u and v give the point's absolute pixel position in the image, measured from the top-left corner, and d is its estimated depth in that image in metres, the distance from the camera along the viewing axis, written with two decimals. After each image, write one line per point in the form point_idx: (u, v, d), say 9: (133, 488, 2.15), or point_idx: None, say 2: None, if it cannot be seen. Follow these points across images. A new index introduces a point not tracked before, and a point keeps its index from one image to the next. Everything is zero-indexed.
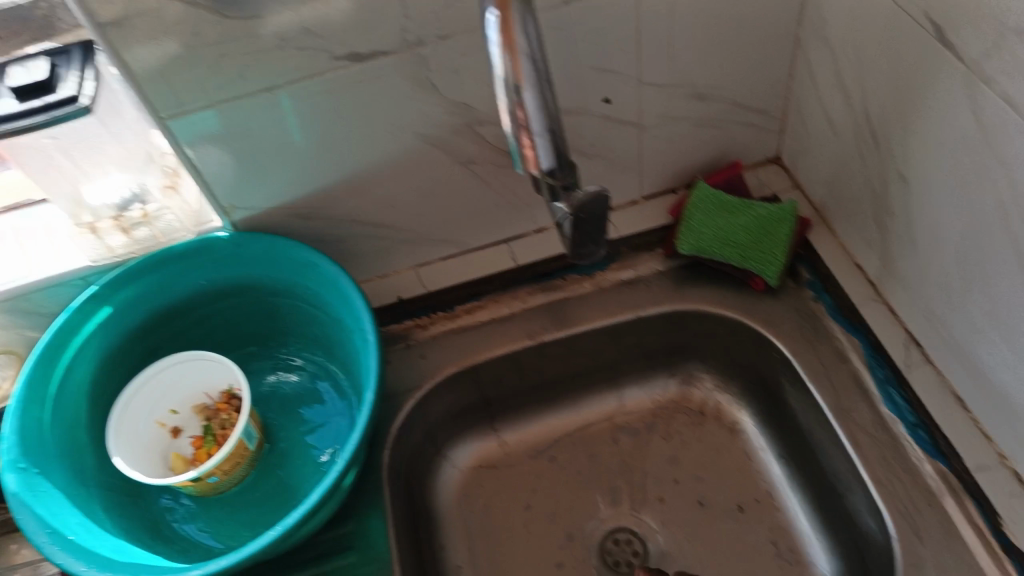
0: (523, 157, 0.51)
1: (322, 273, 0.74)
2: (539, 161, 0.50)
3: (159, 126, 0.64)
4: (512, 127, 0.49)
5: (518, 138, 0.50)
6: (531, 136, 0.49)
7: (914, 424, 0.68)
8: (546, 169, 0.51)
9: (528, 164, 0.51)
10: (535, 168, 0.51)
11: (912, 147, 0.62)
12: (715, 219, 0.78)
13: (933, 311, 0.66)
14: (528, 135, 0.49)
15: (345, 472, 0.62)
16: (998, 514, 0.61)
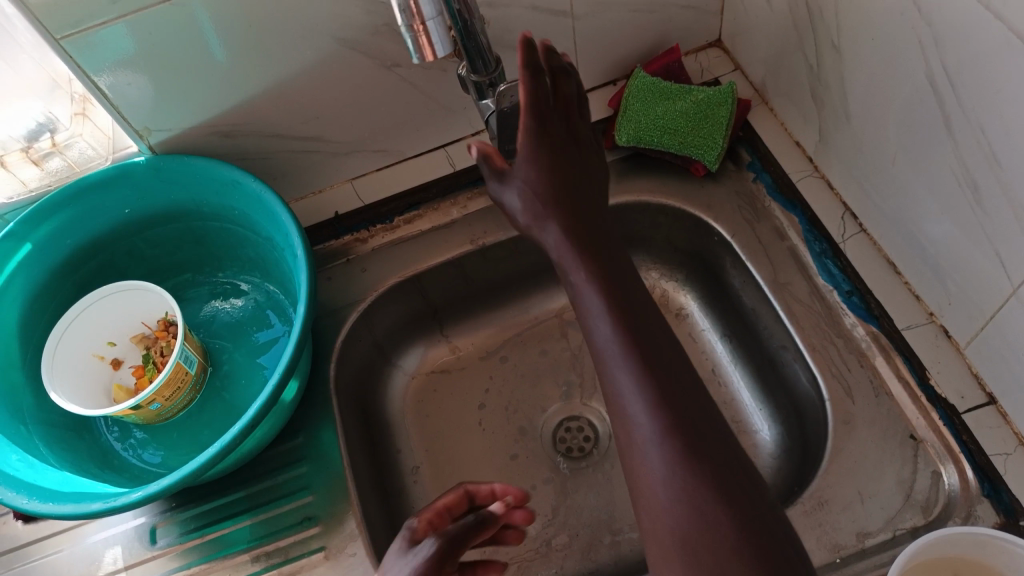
0: (415, 45, 0.53)
1: (245, 191, 0.70)
2: (432, 49, 0.53)
3: (52, 46, 0.59)
4: (403, 14, 0.51)
5: (409, 27, 0.52)
6: (422, 24, 0.52)
7: (849, 292, 0.71)
8: (437, 57, 0.54)
9: (420, 53, 0.53)
10: (426, 56, 0.53)
11: (846, 19, 0.62)
12: (653, 106, 0.78)
13: (870, 179, 0.69)
14: (420, 21, 0.52)
15: (283, 384, 0.61)
16: (924, 367, 0.65)
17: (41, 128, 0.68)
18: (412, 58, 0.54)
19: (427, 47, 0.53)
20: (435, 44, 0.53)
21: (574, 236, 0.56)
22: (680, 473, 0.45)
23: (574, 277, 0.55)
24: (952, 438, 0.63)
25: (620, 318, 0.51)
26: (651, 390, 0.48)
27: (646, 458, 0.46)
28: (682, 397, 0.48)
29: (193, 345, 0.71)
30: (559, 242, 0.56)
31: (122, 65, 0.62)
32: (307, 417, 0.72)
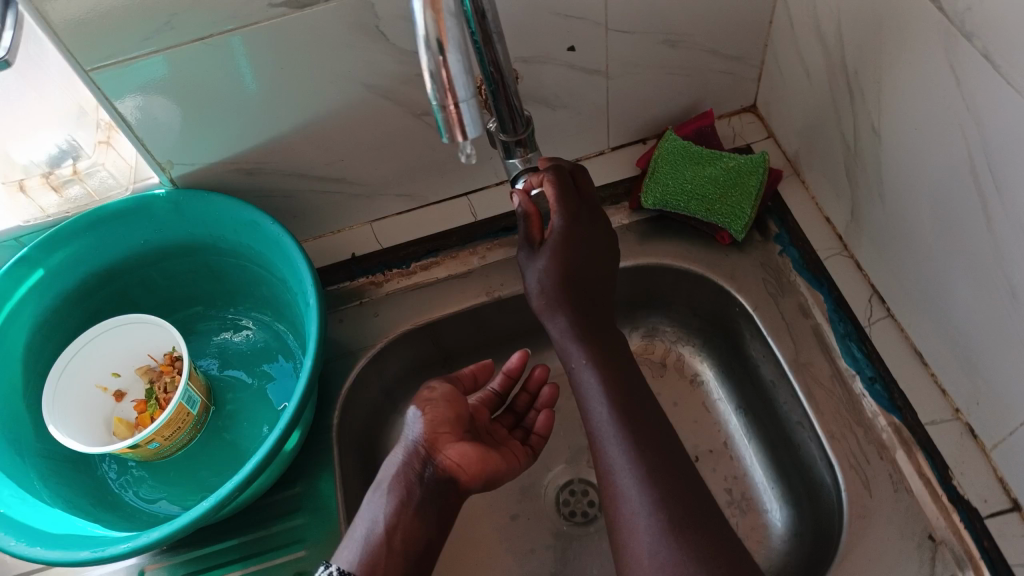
0: (444, 125, 0.44)
1: (263, 232, 0.69)
2: (463, 129, 0.44)
3: (82, 77, 0.58)
4: (435, 88, 0.42)
5: (439, 104, 0.43)
6: (455, 102, 0.43)
7: (872, 378, 0.69)
8: (468, 140, 0.45)
9: (448, 133, 0.44)
10: (456, 138, 0.44)
11: (888, 104, 0.61)
12: (683, 170, 0.77)
13: (901, 265, 0.67)
14: (453, 100, 0.43)
15: (286, 435, 0.60)
16: (947, 466, 0.63)
17: (63, 155, 0.69)
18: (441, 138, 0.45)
19: (458, 128, 0.44)
20: (468, 126, 0.44)
21: (594, 360, 0.61)
22: (674, 526, 0.54)
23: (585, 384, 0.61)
24: (972, 543, 0.60)
25: (626, 421, 0.59)
26: (647, 471, 0.56)
27: (635, 503, 0.56)
28: (651, 440, 0.58)
29: (197, 384, 0.70)
30: (583, 370, 0.62)
31: (149, 94, 0.61)
32: (308, 464, 0.70)
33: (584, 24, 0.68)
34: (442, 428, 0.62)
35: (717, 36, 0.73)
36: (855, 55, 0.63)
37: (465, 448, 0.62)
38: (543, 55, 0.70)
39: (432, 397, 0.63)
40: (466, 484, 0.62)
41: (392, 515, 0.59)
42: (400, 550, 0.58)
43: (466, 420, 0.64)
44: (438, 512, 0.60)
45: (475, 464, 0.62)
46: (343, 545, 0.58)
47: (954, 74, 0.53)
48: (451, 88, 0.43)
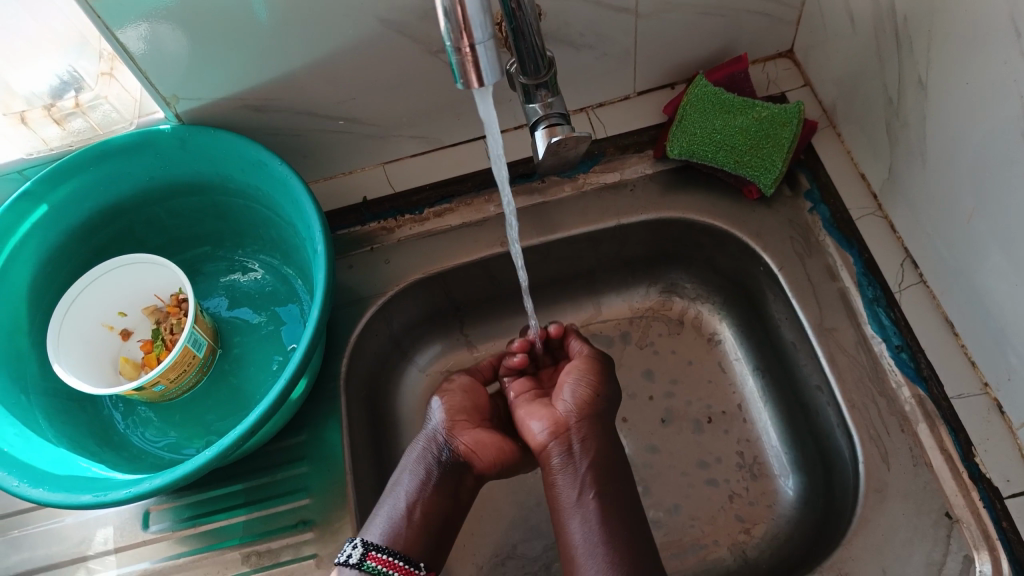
0: (459, 70, 0.41)
1: (271, 173, 0.66)
2: (479, 76, 0.41)
3: (80, 5, 0.55)
4: (450, 30, 0.39)
5: (453, 46, 0.40)
6: (470, 46, 0.40)
7: (898, 347, 0.66)
8: (485, 86, 0.42)
9: (464, 78, 0.42)
10: (471, 84, 0.42)
11: (939, 57, 0.56)
12: (711, 119, 0.72)
13: (937, 230, 0.63)
14: (468, 42, 0.40)
15: (292, 385, 0.58)
16: (971, 442, 0.61)
17: (65, 87, 0.67)
18: (456, 83, 0.43)
19: (473, 74, 0.41)
20: (484, 71, 0.41)
21: (590, 436, 0.65)
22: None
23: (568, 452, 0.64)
24: (989, 522, 0.59)
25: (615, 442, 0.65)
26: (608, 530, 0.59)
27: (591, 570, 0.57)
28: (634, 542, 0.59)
29: (203, 327, 0.69)
30: (574, 440, 0.64)
31: (151, 22, 0.58)
32: (315, 413, 0.70)
33: None
34: (459, 416, 0.68)
35: None
36: (907, 0, 0.58)
37: (482, 432, 0.67)
38: None
39: (449, 390, 0.70)
40: (483, 469, 0.67)
41: (414, 493, 0.63)
42: (419, 522, 0.61)
43: (483, 407, 0.71)
44: (455, 491, 0.65)
45: (491, 450, 0.67)
46: (372, 521, 0.61)
47: (1016, 28, 0.48)
48: (467, 30, 0.39)
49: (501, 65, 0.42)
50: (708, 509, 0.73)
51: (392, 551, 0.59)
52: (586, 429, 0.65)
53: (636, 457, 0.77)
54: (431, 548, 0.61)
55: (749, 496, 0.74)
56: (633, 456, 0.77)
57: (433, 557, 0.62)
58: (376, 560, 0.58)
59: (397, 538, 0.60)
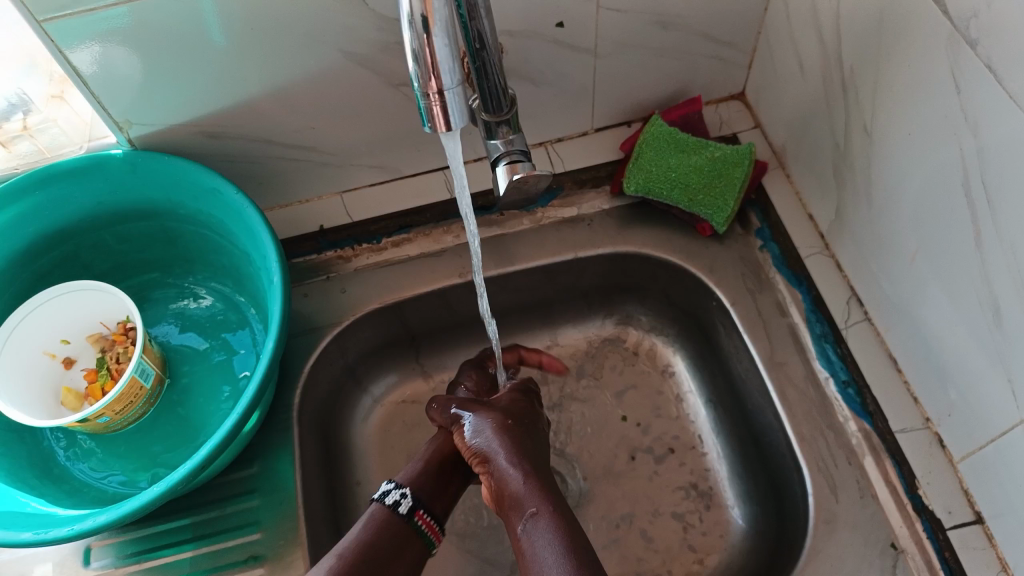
0: (426, 113, 0.42)
1: (226, 200, 0.65)
2: (447, 120, 0.42)
3: (33, 28, 0.54)
4: (420, 78, 0.40)
5: (422, 91, 0.41)
6: (439, 91, 0.41)
7: (845, 382, 0.69)
8: (450, 129, 0.43)
9: (432, 122, 0.43)
10: (439, 127, 0.43)
11: (882, 107, 0.59)
12: (667, 158, 0.74)
13: (881, 269, 0.66)
14: (436, 90, 0.41)
15: (246, 418, 0.57)
16: (914, 476, 0.63)
17: (12, 109, 0.64)
18: (423, 127, 0.43)
19: (441, 118, 0.42)
20: (451, 116, 0.42)
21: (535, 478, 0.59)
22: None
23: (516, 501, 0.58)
24: (932, 553, 0.61)
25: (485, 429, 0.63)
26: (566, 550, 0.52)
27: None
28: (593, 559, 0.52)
29: (151, 356, 0.67)
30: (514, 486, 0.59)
31: (107, 43, 0.56)
32: (267, 444, 0.68)
33: None
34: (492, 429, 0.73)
35: (711, 19, 0.70)
36: (853, 51, 0.61)
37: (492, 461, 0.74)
38: (531, 28, 0.66)
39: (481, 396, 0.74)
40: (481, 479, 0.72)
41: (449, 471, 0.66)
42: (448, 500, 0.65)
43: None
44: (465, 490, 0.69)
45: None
46: (406, 471, 0.65)
47: (955, 83, 0.51)
48: (435, 75, 0.40)
49: (469, 109, 0.43)
50: (663, 540, 0.74)
51: (433, 513, 0.63)
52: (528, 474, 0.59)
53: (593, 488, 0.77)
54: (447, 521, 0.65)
55: (701, 525, 0.74)
56: (590, 487, 0.77)
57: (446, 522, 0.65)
58: (421, 519, 0.62)
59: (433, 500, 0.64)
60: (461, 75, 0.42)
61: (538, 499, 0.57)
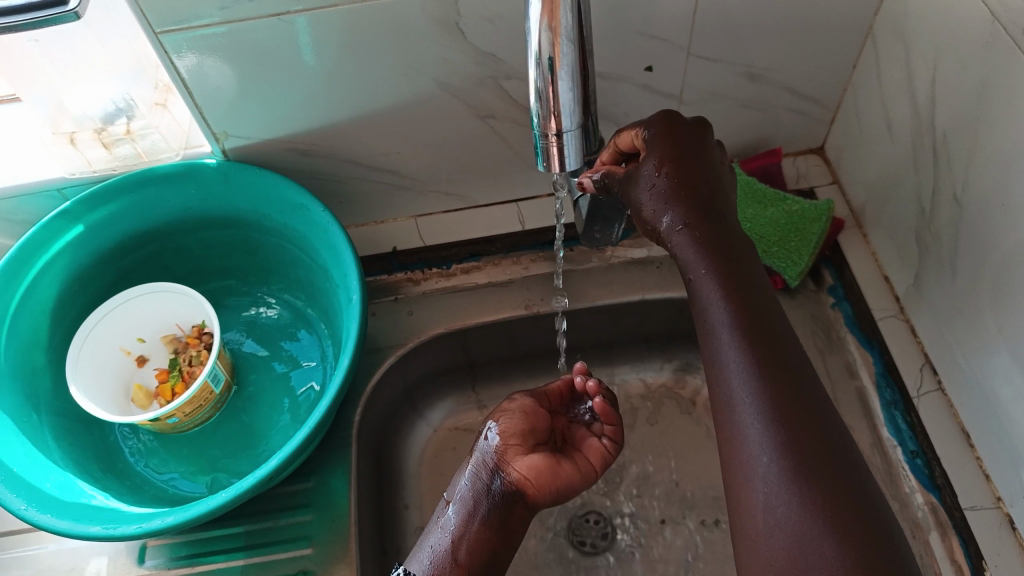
0: (542, 151, 0.44)
1: (311, 217, 0.67)
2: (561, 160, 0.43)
3: (150, 39, 0.57)
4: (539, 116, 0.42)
5: (541, 130, 0.42)
6: (557, 131, 0.42)
7: (914, 452, 0.67)
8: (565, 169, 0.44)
9: (545, 160, 0.44)
10: (553, 166, 0.44)
11: (975, 177, 0.58)
12: (743, 208, 0.75)
13: (959, 338, 0.64)
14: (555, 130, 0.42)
15: (314, 434, 0.58)
16: (981, 556, 0.61)
17: (117, 113, 0.66)
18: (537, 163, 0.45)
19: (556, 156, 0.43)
20: (568, 157, 0.43)
21: (720, 262, 0.53)
22: (800, 494, 0.44)
23: (702, 286, 0.53)
24: None
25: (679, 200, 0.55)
26: (768, 384, 0.48)
27: (756, 462, 0.46)
28: (783, 367, 0.49)
29: (223, 362, 0.69)
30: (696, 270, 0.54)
31: (213, 62, 0.59)
32: (323, 460, 0.69)
33: (666, 47, 0.65)
34: (511, 441, 0.59)
35: (800, 74, 0.71)
36: (948, 118, 0.60)
37: (535, 457, 0.58)
38: (621, 72, 0.67)
39: (506, 409, 0.61)
40: (534, 498, 0.57)
41: (460, 524, 0.56)
42: (466, 563, 0.55)
43: (543, 430, 0.61)
44: (505, 525, 0.57)
45: (547, 478, 0.57)
46: (414, 553, 0.57)
47: None
48: (556, 116, 0.41)
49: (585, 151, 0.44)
50: None
51: None
52: (698, 232, 0.54)
53: (642, 537, 0.76)
54: None
55: None
56: (637, 532, 0.76)
57: None
58: None
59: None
60: (580, 119, 0.43)
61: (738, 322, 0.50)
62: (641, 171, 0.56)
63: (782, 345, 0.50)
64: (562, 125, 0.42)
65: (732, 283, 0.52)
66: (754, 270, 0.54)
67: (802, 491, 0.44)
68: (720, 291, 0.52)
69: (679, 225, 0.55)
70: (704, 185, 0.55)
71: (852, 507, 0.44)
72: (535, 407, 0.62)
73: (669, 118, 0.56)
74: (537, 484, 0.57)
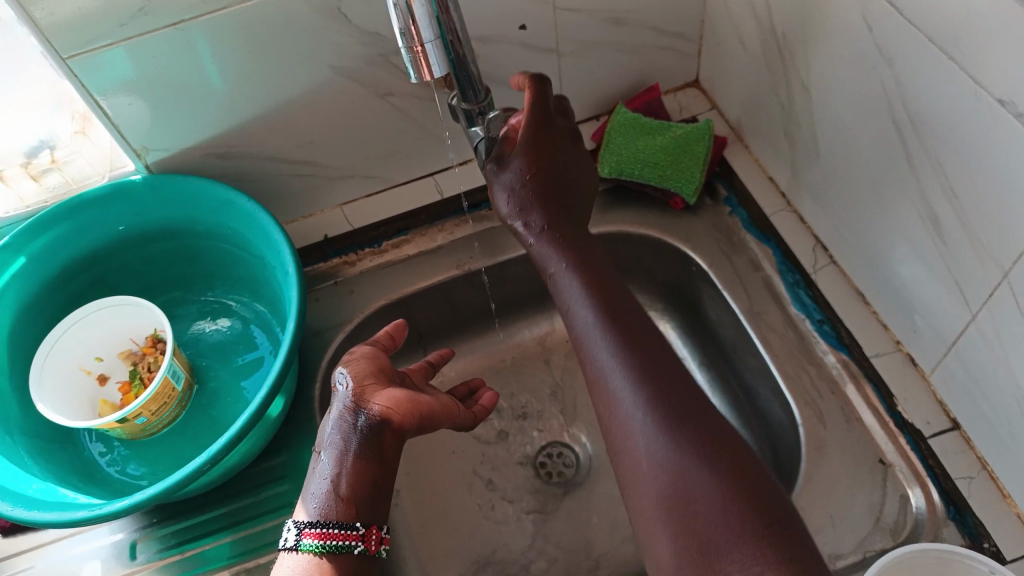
0: (413, 65, 0.52)
1: (240, 211, 0.72)
2: (429, 69, 0.53)
3: (59, 65, 0.61)
4: (403, 36, 0.50)
5: (407, 47, 0.51)
6: (421, 45, 0.51)
7: (821, 320, 0.75)
8: (434, 77, 0.53)
9: (417, 72, 0.53)
10: (424, 76, 0.53)
11: (815, 62, 0.66)
12: (634, 142, 0.82)
13: (836, 211, 0.72)
14: (419, 43, 0.51)
15: (269, 400, 0.62)
16: (891, 394, 0.68)
17: (41, 146, 0.72)
18: (410, 77, 0.54)
19: (424, 67, 0.52)
20: (433, 66, 0.52)
21: (582, 272, 0.60)
22: (684, 455, 0.49)
23: (571, 302, 0.59)
24: (918, 463, 0.66)
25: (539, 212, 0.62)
26: (637, 367, 0.54)
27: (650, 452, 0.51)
28: (652, 351, 0.55)
29: (181, 361, 0.73)
30: (559, 273, 0.61)
31: (122, 80, 0.64)
32: (291, 434, 0.73)
33: (533, 3, 0.72)
34: (366, 380, 0.59)
35: (658, 12, 0.79)
36: (784, 19, 0.68)
37: (393, 389, 0.58)
38: (498, 33, 0.74)
39: (352, 358, 0.61)
40: (401, 426, 0.57)
41: (335, 466, 0.55)
42: (349, 496, 0.54)
43: (390, 369, 0.62)
44: (380, 455, 0.56)
45: (409, 406, 0.57)
46: (300, 505, 0.55)
47: (868, 25, 0.58)
48: (417, 33, 0.50)
49: (448, 59, 0.53)
50: None
51: (329, 521, 0.53)
52: (557, 236, 0.62)
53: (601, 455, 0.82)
54: (373, 513, 0.55)
55: None
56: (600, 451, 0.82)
57: (376, 515, 0.55)
58: (313, 536, 0.52)
59: (332, 512, 0.53)
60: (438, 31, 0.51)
61: (603, 321, 0.57)
62: (506, 171, 0.62)
63: (643, 331, 0.57)
64: (424, 38, 0.51)
65: (595, 286, 0.59)
66: (614, 279, 0.61)
67: (688, 454, 0.49)
68: (584, 295, 0.59)
69: (538, 225, 0.62)
70: (559, 182, 0.62)
71: (731, 461, 0.49)
72: (379, 352, 0.63)
73: (534, 119, 0.62)
74: (403, 411, 0.57)
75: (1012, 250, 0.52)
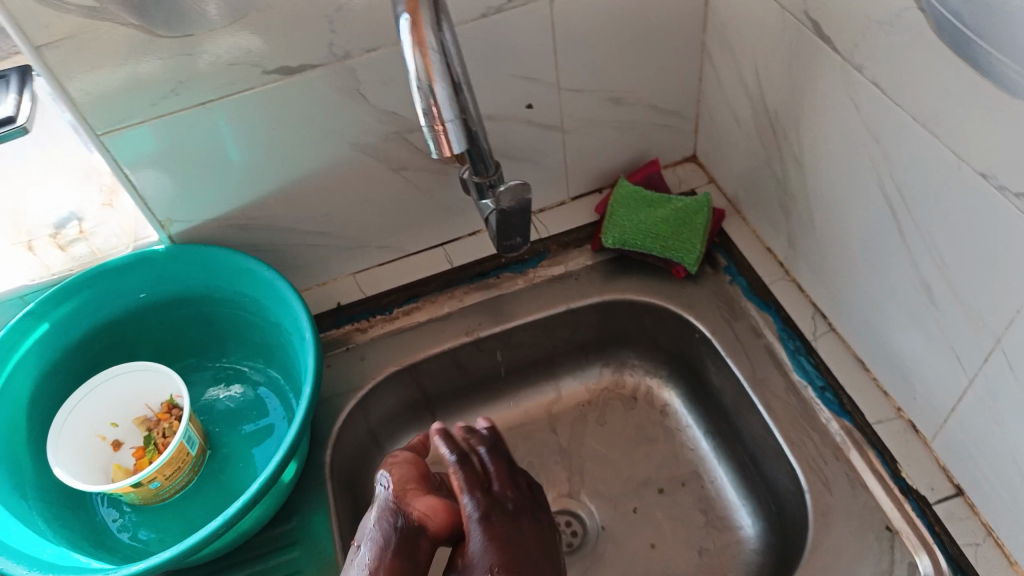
0: (434, 142, 0.55)
1: (259, 279, 0.74)
2: (449, 146, 0.55)
3: (93, 141, 0.65)
4: (425, 115, 0.53)
5: (429, 124, 0.54)
6: (443, 122, 0.54)
7: (822, 387, 0.76)
8: (454, 153, 0.56)
9: (437, 149, 0.56)
10: (444, 152, 0.56)
11: (807, 139, 0.70)
12: (637, 213, 0.85)
13: (832, 280, 0.75)
14: (440, 122, 0.54)
15: (283, 465, 0.63)
16: (896, 460, 0.69)
17: (70, 218, 0.76)
18: (431, 154, 0.56)
19: (445, 144, 0.55)
20: (453, 142, 0.55)
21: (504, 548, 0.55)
22: None
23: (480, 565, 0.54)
24: (925, 529, 0.67)
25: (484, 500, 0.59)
26: None
27: None
28: None
29: (195, 427, 0.74)
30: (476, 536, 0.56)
31: (151, 154, 0.68)
32: (302, 500, 0.74)
33: (539, 84, 0.77)
34: (409, 484, 0.61)
35: (656, 92, 0.83)
36: (776, 99, 0.73)
37: (432, 496, 0.60)
38: (506, 111, 0.78)
39: (394, 461, 0.64)
40: (438, 532, 0.58)
41: (374, 561, 0.56)
42: None
43: (432, 476, 0.64)
44: (415, 557, 0.56)
45: (447, 514, 0.59)
46: None
47: (855, 105, 0.62)
48: (438, 111, 0.53)
49: (466, 136, 0.56)
50: (680, 567, 0.79)
51: None
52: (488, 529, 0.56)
53: (609, 522, 0.83)
54: None
55: (714, 548, 0.80)
56: (608, 521, 0.83)
57: None
58: None
59: None
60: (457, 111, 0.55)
61: None
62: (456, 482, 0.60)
63: None
64: (444, 116, 0.54)
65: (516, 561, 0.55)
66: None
67: None
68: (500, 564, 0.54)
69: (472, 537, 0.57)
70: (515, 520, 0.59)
71: None
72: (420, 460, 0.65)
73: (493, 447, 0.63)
74: (437, 519, 0.58)
75: (1003, 316, 0.55)
